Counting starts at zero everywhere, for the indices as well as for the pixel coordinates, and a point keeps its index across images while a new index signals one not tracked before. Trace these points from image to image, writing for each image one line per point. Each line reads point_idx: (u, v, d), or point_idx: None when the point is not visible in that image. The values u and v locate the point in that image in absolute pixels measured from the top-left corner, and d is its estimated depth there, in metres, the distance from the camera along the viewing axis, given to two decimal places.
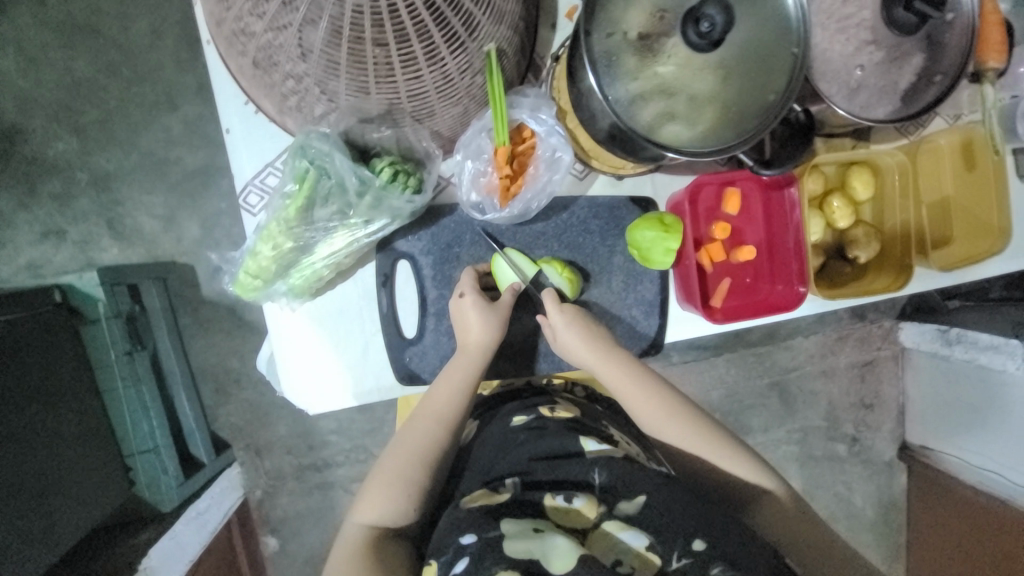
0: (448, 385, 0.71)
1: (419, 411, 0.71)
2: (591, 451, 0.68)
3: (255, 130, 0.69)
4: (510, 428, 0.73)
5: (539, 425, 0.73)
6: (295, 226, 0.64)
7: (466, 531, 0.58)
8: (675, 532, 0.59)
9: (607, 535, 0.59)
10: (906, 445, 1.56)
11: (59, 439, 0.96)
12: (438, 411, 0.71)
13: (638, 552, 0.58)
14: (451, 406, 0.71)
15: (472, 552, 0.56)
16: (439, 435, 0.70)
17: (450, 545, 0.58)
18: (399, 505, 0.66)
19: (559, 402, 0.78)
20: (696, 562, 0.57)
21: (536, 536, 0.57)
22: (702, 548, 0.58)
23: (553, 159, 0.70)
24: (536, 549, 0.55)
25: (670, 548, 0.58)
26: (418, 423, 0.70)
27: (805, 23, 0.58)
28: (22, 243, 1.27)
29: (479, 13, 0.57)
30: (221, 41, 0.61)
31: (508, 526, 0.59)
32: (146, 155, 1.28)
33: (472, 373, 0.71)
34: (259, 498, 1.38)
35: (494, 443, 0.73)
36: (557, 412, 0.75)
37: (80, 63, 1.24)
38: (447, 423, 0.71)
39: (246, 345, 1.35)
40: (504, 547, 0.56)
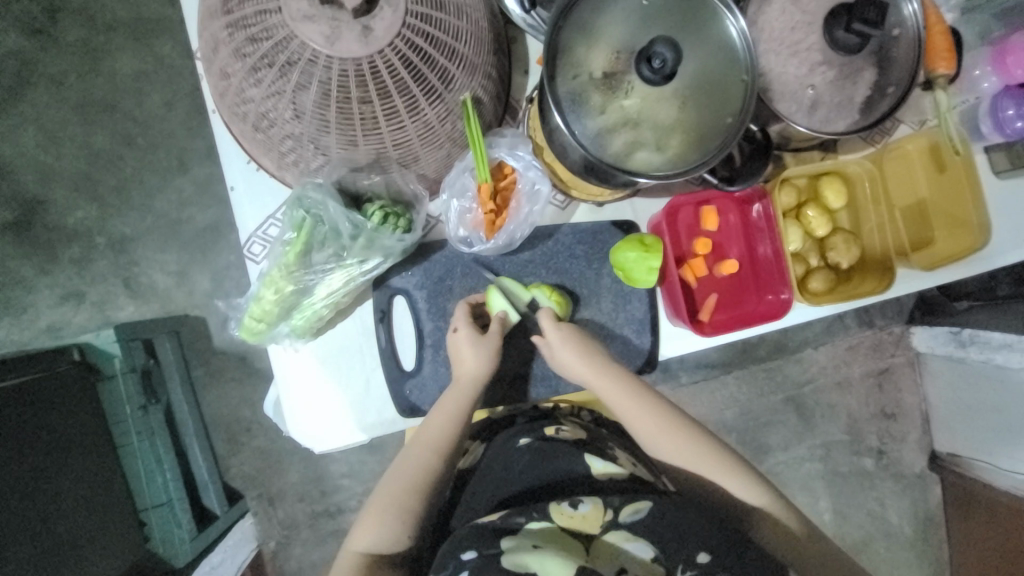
0: (438, 414, 0.72)
1: (413, 442, 0.72)
2: (596, 471, 0.70)
3: (256, 185, 0.75)
4: (509, 451, 0.73)
5: (543, 447, 0.73)
6: (295, 271, 0.68)
7: (466, 547, 0.60)
8: (679, 548, 0.59)
9: (611, 546, 0.60)
10: (934, 455, 1.51)
11: (77, 496, 0.98)
12: (432, 439, 0.72)
13: (643, 563, 0.59)
14: (447, 435, 0.72)
15: (473, 568, 0.58)
16: (434, 464, 0.71)
17: (452, 558, 0.60)
18: (392, 534, 0.68)
19: (565, 423, 0.78)
20: (699, 575, 0.58)
21: (535, 552, 0.59)
22: (706, 560, 0.59)
23: (533, 191, 0.75)
24: (534, 564, 0.58)
25: (671, 561, 0.59)
26: (414, 452, 0.71)
27: (751, 51, 0.63)
28: (44, 307, 1.34)
29: (453, 67, 0.64)
30: (224, 109, 0.67)
31: (508, 540, 0.60)
32: (160, 217, 1.36)
33: (465, 400, 0.73)
34: (273, 549, 1.37)
35: (499, 465, 0.72)
36: (562, 432, 0.75)
37: (99, 138, 1.35)
38: (442, 452, 0.72)
39: (256, 392, 1.38)
40: (501, 560, 0.59)
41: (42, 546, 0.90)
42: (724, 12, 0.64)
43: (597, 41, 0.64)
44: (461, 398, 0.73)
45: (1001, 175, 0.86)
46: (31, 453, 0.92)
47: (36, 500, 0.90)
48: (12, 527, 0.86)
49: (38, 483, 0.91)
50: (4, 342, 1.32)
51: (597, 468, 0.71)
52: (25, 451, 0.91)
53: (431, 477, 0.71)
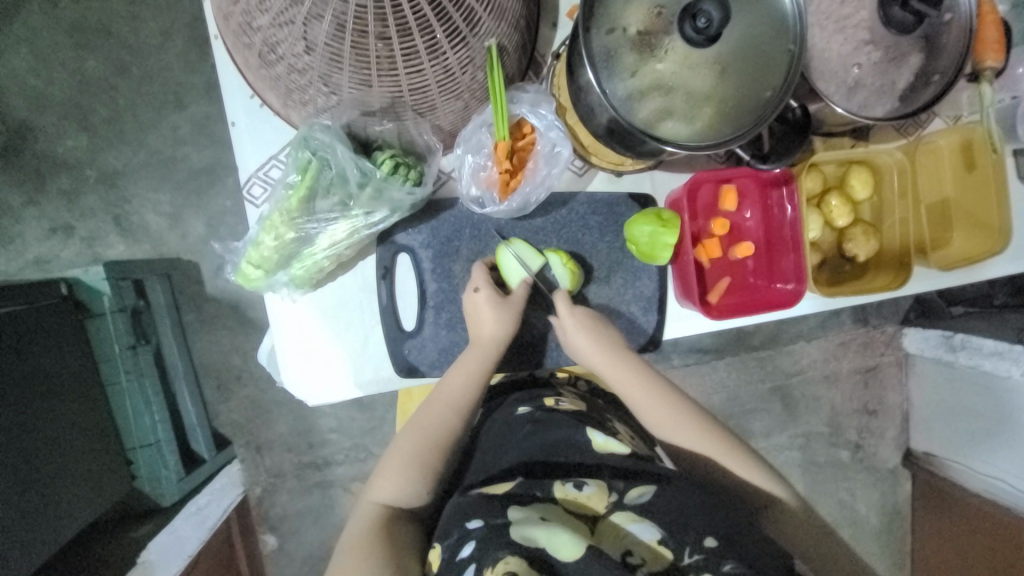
0: (458, 372, 0.72)
1: (433, 398, 0.72)
2: (596, 445, 0.69)
3: (260, 124, 0.70)
4: (511, 419, 0.75)
5: (542, 418, 0.73)
6: (297, 218, 0.65)
7: (473, 516, 0.59)
8: (686, 530, 0.58)
9: (617, 527, 0.58)
10: (910, 452, 1.55)
11: (62, 430, 0.97)
12: (449, 395, 0.71)
13: (651, 544, 0.57)
14: (467, 394, 0.71)
15: (478, 535, 0.57)
16: (451, 420, 0.71)
17: (458, 526, 0.59)
18: (409, 487, 0.68)
19: (564, 395, 0.80)
20: (707, 559, 0.56)
21: (544, 527, 0.56)
22: (714, 545, 0.57)
23: (552, 153, 0.71)
24: (544, 540, 0.55)
25: (681, 545, 0.57)
26: (432, 407, 0.71)
27: (801, 19, 0.59)
28: (30, 238, 1.29)
29: (481, 9, 0.58)
30: (228, 35, 0.62)
31: (515, 512, 0.59)
32: (153, 154, 1.30)
33: (485, 360, 0.72)
34: (258, 495, 1.39)
35: (499, 432, 0.74)
36: (562, 404, 0.76)
37: (90, 62, 1.27)
38: (460, 408, 0.71)
39: (248, 342, 1.36)
40: (512, 533, 0.56)
41: (28, 476, 0.89)
42: None
43: None
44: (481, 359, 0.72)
45: None
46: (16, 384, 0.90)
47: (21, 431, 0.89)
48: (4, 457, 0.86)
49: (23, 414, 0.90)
50: None
51: (598, 442, 0.69)
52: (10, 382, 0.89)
53: (447, 432, 0.71)
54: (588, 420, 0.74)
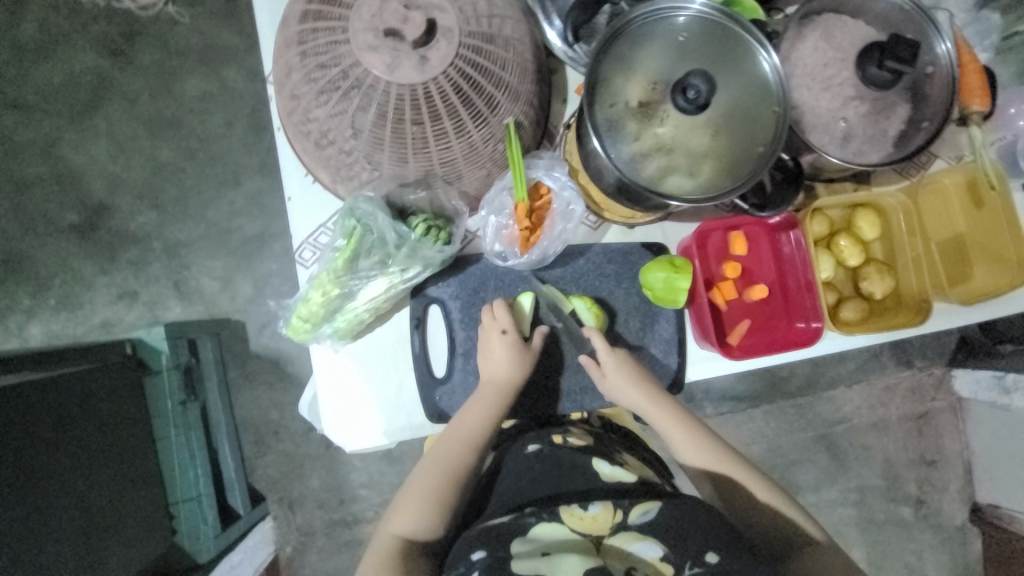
0: (472, 412, 0.75)
1: (448, 433, 0.75)
2: (603, 475, 0.72)
3: (310, 196, 0.81)
4: (521, 457, 0.76)
5: (551, 453, 0.75)
6: (342, 276, 0.72)
7: (477, 547, 0.62)
8: (688, 544, 0.60)
9: (619, 549, 0.62)
10: (978, 508, 1.42)
11: (113, 480, 1.03)
12: (465, 433, 0.74)
13: (652, 560, 0.60)
14: (479, 433, 0.75)
15: (481, 565, 0.59)
16: (465, 456, 0.74)
17: (462, 559, 0.61)
18: (422, 524, 0.70)
19: (572, 429, 0.81)
20: (708, 573, 0.58)
21: (544, 557, 0.60)
22: (716, 560, 0.59)
23: (567, 211, 0.79)
24: (545, 567, 0.59)
25: (681, 559, 0.60)
26: (447, 444, 0.74)
27: (784, 84, 0.66)
28: (100, 304, 1.44)
29: (499, 94, 0.69)
30: (289, 126, 0.74)
31: (517, 545, 0.62)
32: (212, 226, 1.46)
33: (500, 394, 0.76)
34: (289, 555, 1.40)
35: (512, 470, 0.75)
36: (568, 440, 0.77)
37: (164, 151, 1.47)
38: (474, 446, 0.74)
39: (286, 397, 1.43)
40: (513, 565, 0.59)
41: (76, 526, 0.93)
42: (758, 48, 0.67)
43: (634, 74, 0.68)
44: (497, 393, 0.76)
45: None
46: (76, 434, 0.97)
47: (75, 481, 0.94)
48: (72, 508, 0.93)
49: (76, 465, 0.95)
50: (62, 335, 1.43)
51: (605, 472, 0.73)
52: (71, 432, 0.96)
53: (460, 470, 0.73)
54: (597, 451, 0.77)
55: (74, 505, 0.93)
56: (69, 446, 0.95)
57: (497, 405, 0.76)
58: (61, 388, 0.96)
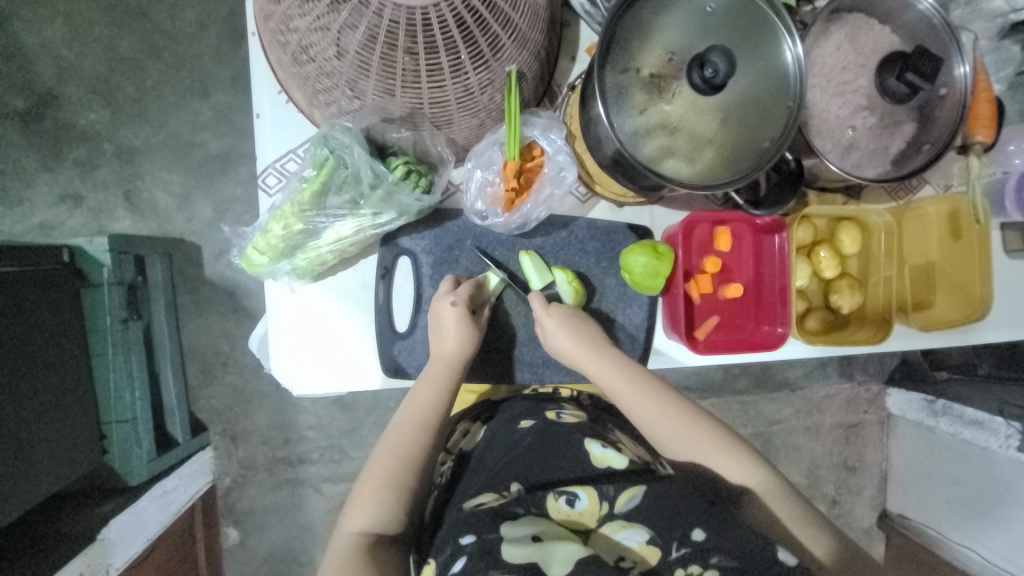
0: (425, 388, 0.73)
1: (404, 411, 0.73)
2: (594, 456, 0.71)
3: (283, 118, 0.73)
4: (512, 431, 0.76)
5: (543, 430, 0.75)
6: (307, 210, 0.67)
7: (466, 532, 0.60)
8: (673, 526, 0.61)
9: (608, 537, 0.62)
10: (885, 514, 1.55)
11: (23, 398, 0.93)
12: (422, 413, 0.72)
13: (641, 546, 0.60)
14: (434, 409, 0.73)
15: (471, 549, 0.57)
16: (423, 436, 0.71)
17: (449, 544, 0.60)
18: (388, 516, 0.67)
19: (567, 406, 0.82)
20: (695, 552, 0.59)
21: (535, 544, 0.58)
22: (703, 538, 0.60)
23: (558, 177, 0.74)
24: (536, 554, 0.57)
25: (668, 542, 0.60)
26: (403, 426, 0.72)
27: (802, 79, 0.63)
28: (38, 203, 1.31)
29: (505, 36, 0.63)
30: (266, 33, 0.65)
31: (507, 529, 0.60)
32: (173, 135, 1.33)
33: (453, 368, 0.74)
34: (227, 486, 1.38)
35: (499, 445, 0.75)
36: (563, 416, 0.78)
37: (124, 42, 1.31)
38: (432, 425, 0.72)
39: (238, 329, 1.37)
40: (503, 552, 0.57)
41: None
42: (784, 36, 0.63)
43: (652, 40, 0.63)
44: (451, 362, 0.74)
45: (1012, 254, 0.87)
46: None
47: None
48: None
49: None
50: None
51: (595, 454, 0.71)
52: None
53: (420, 452, 0.71)
54: (590, 432, 0.76)
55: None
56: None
57: (451, 378, 0.74)
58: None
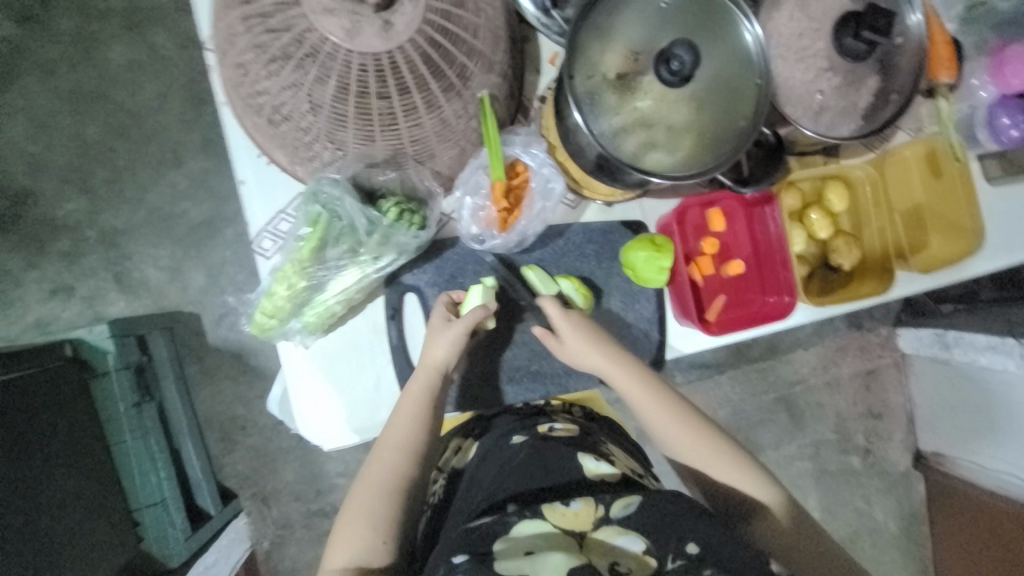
0: (407, 411, 0.72)
1: (388, 436, 0.72)
2: (587, 471, 0.71)
3: (268, 179, 0.73)
4: (504, 447, 0.75)
5: (536, 445, 0.74)
6: (308, 266, 0.68)
7: (457, 550, 0.60)
8: (669, 537, 0.61)
9: (606, 541, 0.61)
10: (919, 453, 1.55)
11: (49, 504, 0.91)
12: (401, 441, 0.71)
13: (636, 555, 0.60)
14: (418, 434, 0.72)
15: (464, 569, 0.58)
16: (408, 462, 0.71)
17: (443, 561, 0.60)
18: (376, 548, 0.67)
19: (559, 420, 0.81)
20: (691, 565, 0.58)
21: (527, 556, 0.59)
22: (697, 551, 0.59)
23: (547, 189, 0.75)
24: (527, 565, 0.58)
25: (664, 551, 0.60)
26: (384, 454, 0.71)
27: (766, 55, 0.64)
28: (31, 301, 1.30)
29: (472, 64, 0.64)
30: (237, 101, 0.66)
31: (499, 545, 0.61)
32: (153, 211, 1.33)
33: (433, 389, 0.72)
34: (267, 549, 1.36)
35: (491, 463, 0.74)
36: (556, 430, 0.77)
37: (89, 128, 1.31)
38: (416, 453, 0.72)
39: (251, 390, 1.36)
40: (495, 564, 0.59)
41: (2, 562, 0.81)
42: (741, 17, 0.64)
43: (613, 43, 0.65)
44: (427, 380, 0.72)
45: (995, 182, 0.89)
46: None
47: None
48: (29, 528, 0.86)
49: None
50: None
51: (589, 467, 0.71)
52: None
53: (404, 480, 0.71)
54: (583, 445, 0.75)
55: (28, 525, 0.86)
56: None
57: (432, 401, 0.73)
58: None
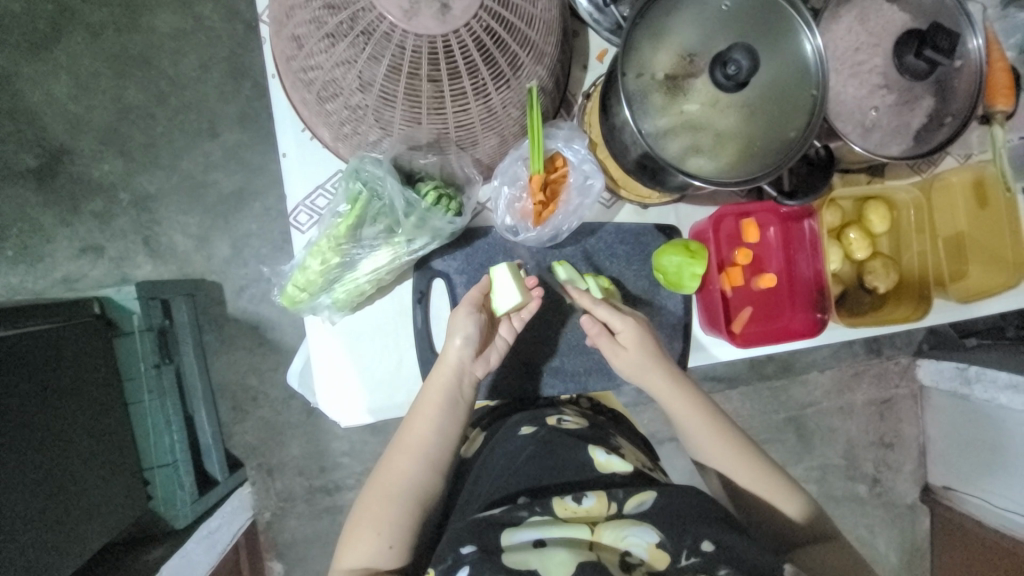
0: (421, 412, 0.72)
1: (401, 436, 0.73)
2: (598, 464, 0.70)
3: (309, 154, 0.74)
4: (512, 438, 0.74)
5: (543, 437, 0.73)
6: (343, 244, 0.68)
7: (466, 540, 0.61)
8: (684, 533, 0.61)
9: (617, 536, 0.61)
10: (928, 487, 1.52)
11: (66, 454, 0.93)
12: (414, 444, 0.72)
13: (648, 549, 0.60)
14: (428, 437, 0.72)
15: (471, 560, 0.58)
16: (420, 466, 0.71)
17: (450, 552, 0.60)
18: (383, 552, 0.67)
19: (568, 412, 0.80)
20: (704, 561, 0.60)
21: (537, 550, 0.59)
22: (710, 549, 0.60)
23: (585, 185, 0.75)
24: (536, 561, 0.58)
25: (678, 548, 0.61)
26: (396, 456, 0.72)
27: (824, 67, 0.63)
28: (61, 257, 1.33)
29: (524, 54, 0.63)
30: (288, 74, 0.67)
31: (508, 537, 0.61)
32: (185, 178, 1.36)
33: (449, 394, 0.73)
34: (268, 519, 1.38)
35: (500, 454, 0.73)
36: (564, 423, 0.76)
37: (130, 92, 1.34)
38: (428, 459, 0.72)
39: (266, 363, 1.38)
40: (503, 558, 0.58)
41: (17, 507, 0.83)
42: (801, 26, 0.63)
43: (667, 44, 0.64)
44: (446, 385, 0.73)
45: None
46: (20, 406, 0.86)
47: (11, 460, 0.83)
48: (46, 476, 0.89)
49: (13, 441, 0.84)
50: (19, 289, 1.32)
51: (599, 461, 0.70)
52: (13, 401, 0.85)
53: (415, 486, 0.71)
54: (592, 438, 0.74)
55: (46, 473, 0.89)
56: (3, 419, 0.83)
57: (448, 408, 0.73)
58: (11, 350, 0.87)
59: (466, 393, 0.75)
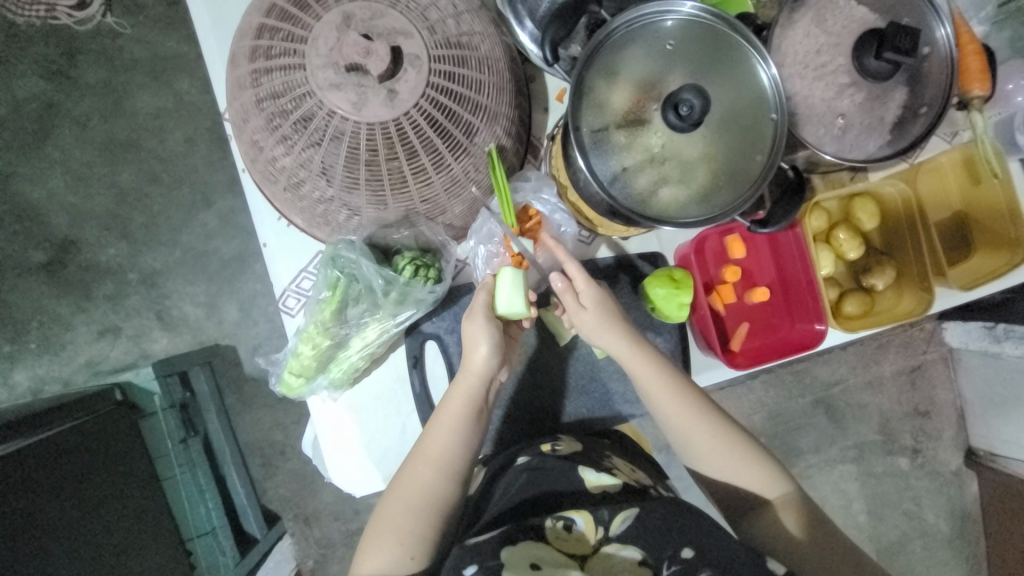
0: (443, 421, 0.70)
1: (421, 444, 0.71)
2: (588, 484, 0.71)
3: (289, 240, 0.76)
4: (510, 468, 0.75)
5: (537, 466, 0.73)
6: (331, 326, 0.71)
7: (467, 562, 0.61)
8: (664, 544, 0.64)
9: (607, 558, 0.64)
10: (971, 451, 1.47)
11: (116, 540, 0.98)
12: (438, 455, 0.70)
13: (634, 567, 0.63)
14: (451, 450, 0.70)
15: None
16: (438, 481, 0.69)
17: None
18: (404, 564, 0.67)
19: (562, 437, 0.79)
20: (686, 569, 0.61)
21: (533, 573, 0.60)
22: (692, 556, 0.62)
23: (558, 233, 0.77)
24: None
25: (659, 560, 0.63)
26: (418, 469, 0.70)
27: (781, 89, 0.62)
28: (82, 342, 1.39)
29: (477, 120, 0.64)
30: (256, 172, 0.68)
31: (508, 555, 0.62)
32: (187, 250, 1.40)
33: (474, 404, 0.70)
34: (311, 567, 1.40)
35: (499, 486, 0.74)
36: (557, 448, 0.76)
37: (124, 175, 1.39)
38: (450, 469, 0.70)
39: (288, 418, 1.40)
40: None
41: None
42: (754, 55, 0.63)
43: (621, 86, 0.63)
44: (469, 392, 0.71)
45: None
46: (63, 507, 0.90)
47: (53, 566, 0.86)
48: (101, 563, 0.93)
49: (65, 539, 0.89)
50: (47, 379, 1.38)
51: (589, 479, 0.72)
52: (48, 506, 0.88)
53: (436, 496, 0.69)
54: (585, 459, 0.75)
55: (102, 560, 0.94)
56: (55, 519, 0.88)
57: (471, 418, 0.71)
58: (32, 464, 0.88)
59: (490, 398, 0.74)
